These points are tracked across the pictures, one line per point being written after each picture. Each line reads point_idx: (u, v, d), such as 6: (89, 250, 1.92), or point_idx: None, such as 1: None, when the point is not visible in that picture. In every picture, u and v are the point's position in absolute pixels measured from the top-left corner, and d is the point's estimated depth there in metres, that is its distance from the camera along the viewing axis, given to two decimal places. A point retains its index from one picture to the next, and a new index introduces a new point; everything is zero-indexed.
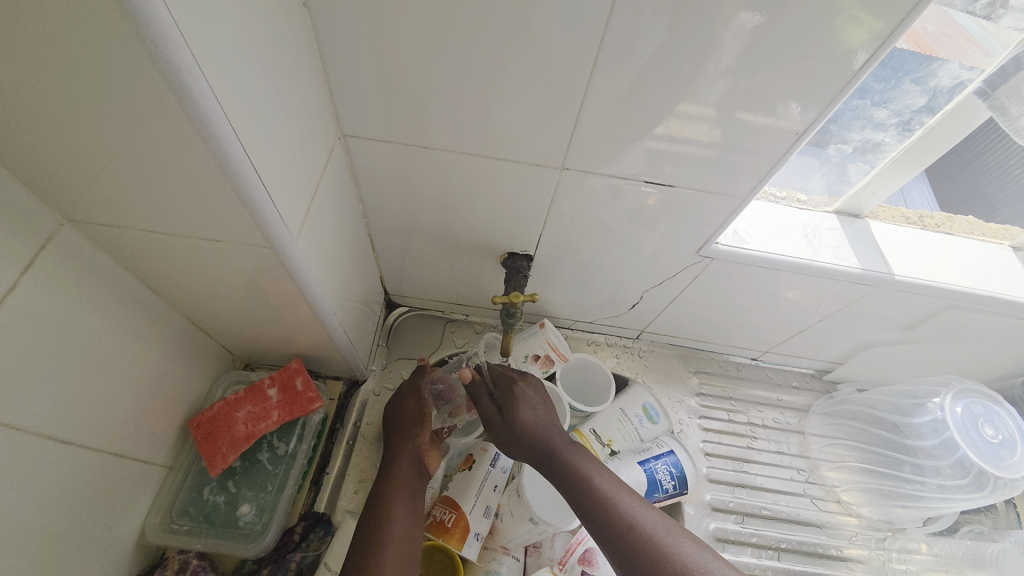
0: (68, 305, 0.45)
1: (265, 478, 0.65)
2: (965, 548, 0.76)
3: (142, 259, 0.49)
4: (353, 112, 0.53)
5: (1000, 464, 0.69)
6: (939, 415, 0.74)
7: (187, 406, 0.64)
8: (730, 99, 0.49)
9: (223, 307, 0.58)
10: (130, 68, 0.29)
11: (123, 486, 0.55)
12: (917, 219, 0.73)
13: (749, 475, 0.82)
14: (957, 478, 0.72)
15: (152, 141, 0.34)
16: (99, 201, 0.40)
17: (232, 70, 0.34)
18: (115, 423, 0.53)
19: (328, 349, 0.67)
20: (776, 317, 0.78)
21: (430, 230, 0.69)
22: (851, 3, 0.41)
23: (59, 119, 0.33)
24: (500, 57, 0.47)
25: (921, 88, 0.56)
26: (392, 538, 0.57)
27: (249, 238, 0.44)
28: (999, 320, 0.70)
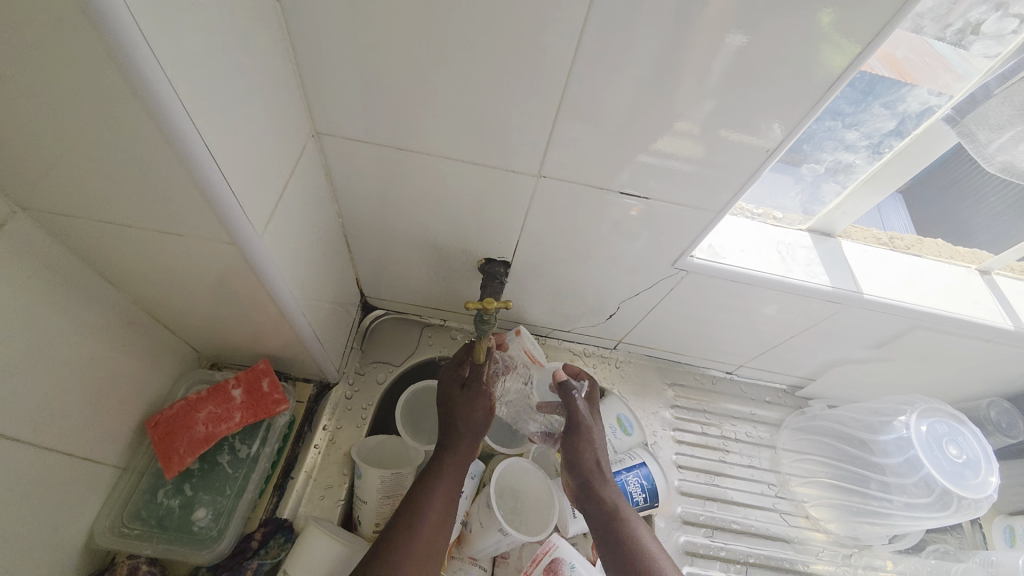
0: (16, 296, 0.43)
1: (224, 481, 0.62)
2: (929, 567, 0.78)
3: (99, 251, 0.47)
4: (328, 110, 0.52)
5: (964, 484, 0.70)
6: (904, 433, 0.75)
7: (146, 402, 0.61)
8: (704, 116, 0.50)
9: (187, 303, 0.56)
10: (80, 49, 0.28)
11: (70, 487, 0.53)
12: (888, 240, 0.75)
13: (721, 488, 0.83)
14: (922, 497, 0.73)
15: (107, 127, 0.33)
16: (52, 188, 0.39)
17: (193, 59, 0.33)
18: (63, 421, 0.50)
19: (297, 349, 0.66)
20: (752, 331, 0.79)
21: (408, 233, 0.68)
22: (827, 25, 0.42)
23: (8, 103, 0.31)
24: (479, 60, 0.47)
25: (891, 112, 0.57)
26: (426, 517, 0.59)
27: (212, 233, 0.42)
28: (964, 341, 0.72)
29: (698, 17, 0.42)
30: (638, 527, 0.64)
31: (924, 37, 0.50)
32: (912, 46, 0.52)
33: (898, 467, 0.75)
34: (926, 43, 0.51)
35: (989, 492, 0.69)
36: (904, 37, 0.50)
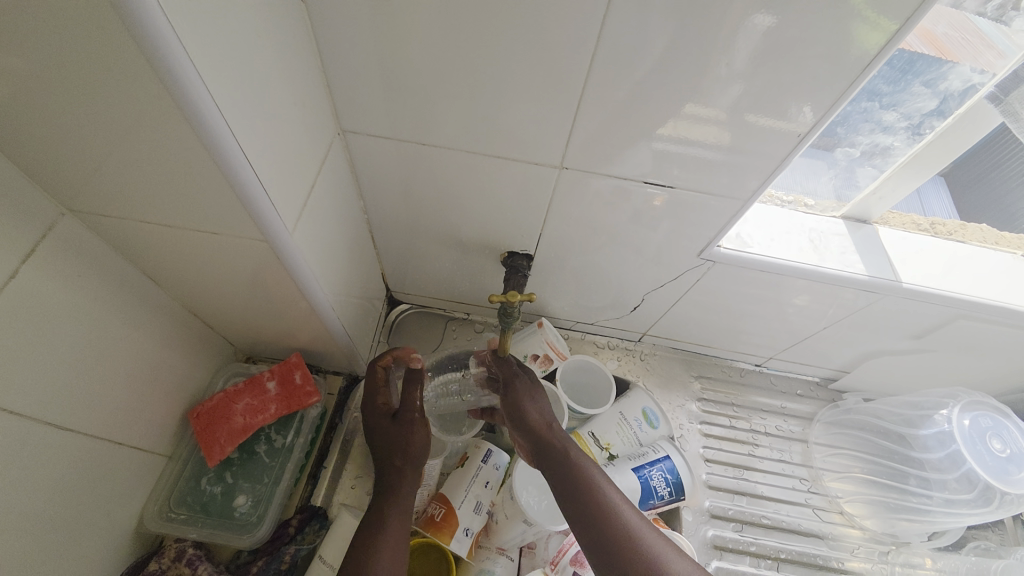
0: (68, 293, 0.46)
1: (262, 470, 0.65)
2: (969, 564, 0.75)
3: (141, 250, 0.49)
4: (353, 109, 0.53)
5: (1008, 479, 0.67)
6: (945, 427, 0.72)
7: (187, 395, 0.64)
8: (731, 103, 0.49)
9: (223, 299, 0.58)
10: (123, 61, 0.30)
11: (121, 473, 0.56)
12: (929, 226, 0.72)
13: (750, 482, 0.81)
14: (963, 493, 0.71)
15: (146, 131, 0.35)
16: (98, 191, 0.41)
17: (227, 64, 0.35)
18: (112, 412, 0.53)
19: (327, 343, 0.68)
20: (782, 323, 0.77)
21: (431, 227, 0.69)
22: (863, 4, 0.40)
23: (57, 111, 0.33)
24: (501, 55, 0.47)
25: (931, 91, 0.54)
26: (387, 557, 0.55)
27: (245, 231, 0.44)
28: (1013, 332, 0.68)
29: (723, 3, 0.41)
30: (618, 503, 0.56)
31: (963, 12, 0.47)
32: (951, 22, 0.48)
33: (940, 462, 0.72)
34: (966, 17, 0.48)
35: None
36: (944, 13, 0.47)
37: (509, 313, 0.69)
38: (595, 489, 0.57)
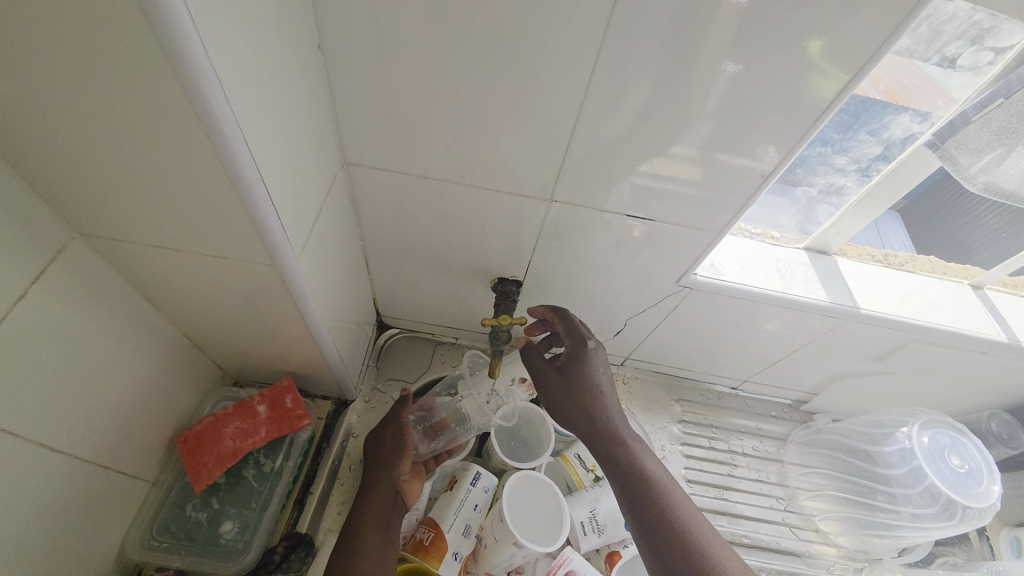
0: (71, 314, 0.47)
1: (249, 495, 0.64)
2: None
3: (145, 273, 0.50)
4: (356, 142, 0.57)
5: (967, 493, 0.70)
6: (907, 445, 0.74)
7: (174, 419, 0.64)
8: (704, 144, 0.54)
9: (220, 321, 0.59)
10: (163, 100, 0.32)
11: (105, 499, 0.55)
12: (882, 257, 0.78)
13: (729, 502, 0.84)
14: (927, 507, 0.73)
15: (172, 162, 0.37)
16: (113, 216, 0.43)
17: (254, 102, 0.38)
18: (102, 435, 0.53)
19: (320, 366, 0.69)
20: (755, 347, 0.82)
21: (425, 254, 0.72)
22: (819, 58, 0.46)
23: (88, 141, 0.36)
24: (498, 97, 0.51)
25: (875, 139, 0.60)
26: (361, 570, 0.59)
27: (253, 254, 0.46)
28: (961, 354, 0.74)
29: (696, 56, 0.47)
30: (684, 507, 0.60)
31: (911, 59, 0.53)
32: (899, 67, 0.54)
33: (903, 476, 0.75)
34: (913, 62, 0.53)
35: (993, 501, 0.69)
36: (895, 60, 0.53)
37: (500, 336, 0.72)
38: (661, 490, 0.60)
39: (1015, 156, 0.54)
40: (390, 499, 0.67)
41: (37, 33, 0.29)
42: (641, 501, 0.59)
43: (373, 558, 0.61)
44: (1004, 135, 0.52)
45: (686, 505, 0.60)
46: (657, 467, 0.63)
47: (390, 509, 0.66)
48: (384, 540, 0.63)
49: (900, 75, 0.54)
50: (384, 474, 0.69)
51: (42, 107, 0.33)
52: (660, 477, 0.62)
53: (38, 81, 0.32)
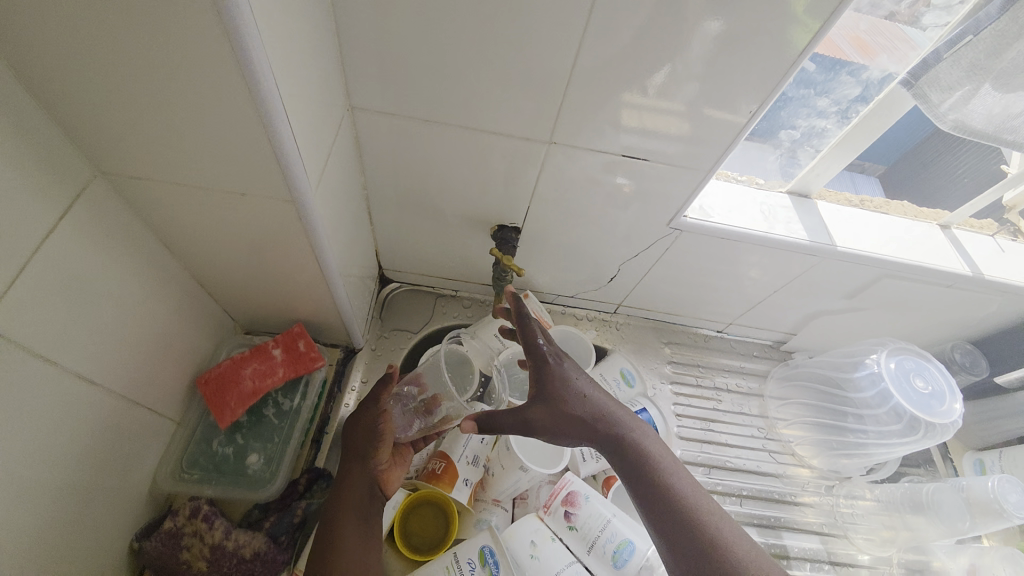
0: (97, 253, 0.48)
1: (271, 431, 0.67)
2: (903, 490, 0.84)
3: (164, 215, 0.52)
4: (363, 85, 0.56)
5: (931, 411, 0.74)
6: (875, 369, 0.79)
7: (193, 365, 0.66)
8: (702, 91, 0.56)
9: (235, 267, 0.61)
10: (195, 27, 0.33)
11: (137, 434, 0.58)
12: (858, 201, 0.83)
13: (715, 432, 0.92)
14: (892, 424, 0.78)
15: (199, 94, 0.38)
16: (135, 152, 0.44)
17: (277, 36, 0.39)
18: (131, 373, 0.56)
19: (331, 313, 0.72)
20: (740, 289, 0.87)
21: (428, 204, 0.74)
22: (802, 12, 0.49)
23: (116, 71, 0.37)
24: (504, 40, 0.52)
25: (855, 80, 0.64)
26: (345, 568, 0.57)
27: (274, 191, 0.48)
28: (929, 289, 0.81)
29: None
30: (678, 475, 0.59)
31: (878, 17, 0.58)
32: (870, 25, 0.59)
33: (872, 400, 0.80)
34: (884, 21, 0.58)
35: (955, 417, 0.74)
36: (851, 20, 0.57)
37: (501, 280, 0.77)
38: (653, 462, 0.60)
39: (981, 93, 0.57)
40: (368, 489, 0.64)
41: None
42: (635, 475, 0.59)
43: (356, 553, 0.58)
44: (972, 73, 0.56)
45: (679, 472, 0.60)
46: (639, 431, 0.63)
47: (367, 500, 0.62)
48: (365, 534, 0.60)
49: (870, 30, 0.59)
50: (356, 465, 0.65)
51: (70, 34, 0.34)
52: (648, 446, 0.61)
53: (68, 8, 0.33)
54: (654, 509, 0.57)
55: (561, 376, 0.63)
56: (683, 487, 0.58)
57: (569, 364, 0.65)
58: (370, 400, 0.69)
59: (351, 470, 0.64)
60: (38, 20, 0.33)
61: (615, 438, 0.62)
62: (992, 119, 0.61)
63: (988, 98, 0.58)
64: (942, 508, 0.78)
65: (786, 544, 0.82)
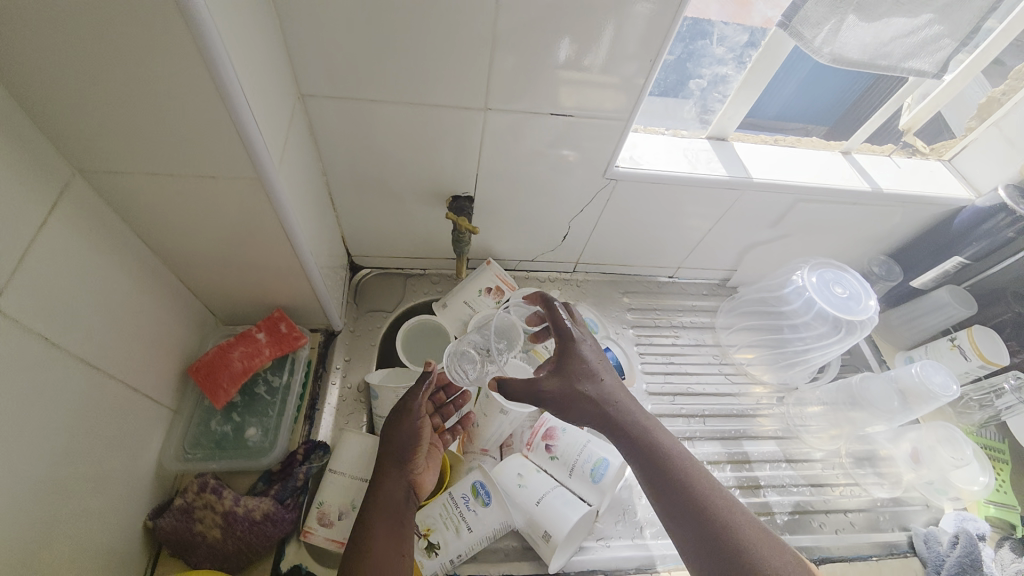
0: (84, 247, 0.52)
1: (265, 407, 0.73)
2: (840, 388, 0.93)
3: (140, 208, 0.56)
4: (312, 73, 0.62)
5: (849, 311, 0.84)
6: (800, 283, 0.90)
7: (182, 355, 0.70)
8: (621, 49, 0.63)
9: (212, 257, 0.66)
10: (156, 19, 0.39)
11: (139, 420, 0.62)
12: (775, 140, 0.93)
13: (675, 364, 1.01)
14: (819, 328, 0.89)
15: (165, 82, 0.43)
16: (109, 146, 0.48)
17: (229, 26, 0.44)
18: (125, 362, 0.60)
19: (308, 295, 0.77)
20: (680, 231, 0.97)
21: (386, 184, 0.80)
22: None
23: (87, 68, 0.41)
24: (430, 15, 0.57)
25: (742, 28, 0.73)
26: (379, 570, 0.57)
27: (239, 172, 0.52)
28: (838, 207, 0.92)
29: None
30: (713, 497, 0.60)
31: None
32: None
33: (799, 309, 0.90)
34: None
35: (870, 313, 0.84)
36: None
37: (461, 243, 0.84)
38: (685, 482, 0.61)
39: (851, 26, 0.69)
40: (402, 493, 0.65)
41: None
42: (669, 494, 0.61)
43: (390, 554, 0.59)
44: (834, 7, 0.66)
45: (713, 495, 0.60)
46: (673, 447, 0.64)
47: (401, 506, 0.64)
48: (400, 536, 0.61)
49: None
50: (392, 471, 0.66)
51: (43, 36, 0.39)
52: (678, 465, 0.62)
53: (40, 11, 0.37)
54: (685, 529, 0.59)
55: (580, 377, 0.66)
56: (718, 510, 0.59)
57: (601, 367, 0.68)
58: (405, 408, 0.72)
59: (385, 476, 0.65)
60: (13, 25, 0.38)
61: (648, 456, 0.63)
62: (866, 49, 0.73)
63: (858, 30, 0.70)
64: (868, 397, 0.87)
65: (747, 451, 0.93)
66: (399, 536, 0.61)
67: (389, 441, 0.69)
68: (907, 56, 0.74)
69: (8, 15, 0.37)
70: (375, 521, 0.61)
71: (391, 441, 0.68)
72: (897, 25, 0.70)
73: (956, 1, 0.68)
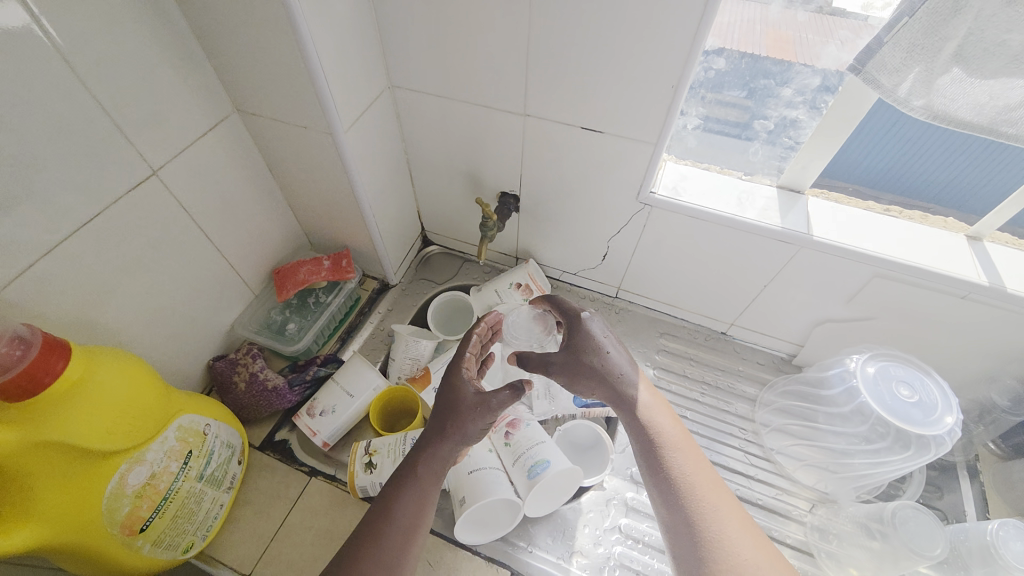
0: (227, 161, 0.79)
1: (308, 315, 0.93)
2: (872, 512, 0.73)
3: (268, 145, 0.82)
4: (398, 70, 0.80)
5: (904, 417, 0.68)
6: (850, 367, 0.76)
7: (274, 260, 0.96)
8: (646, 70, 0.65)
9: (306, 192, 0.89)
10: (274, 12, 0.59)
11: (228, 290, 0.88)
12: (883, 210, 0.80)
13: (690, 420, 0.92)
14: (859, 425, 0.75)
15: (279, 54, 0.65)
16: (249, 95, 0.73)
17: (322, 21, 0.63)
18: (232, 248, 0.85)
19: (367, 243, 0.96)
20: (729, 281, 0.90)
21: (449, 171, 0.95)
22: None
23: (240, 41, 0.65)
24: (481, 30, 0.70)
25: (812, 70, 0.69)
26: (399, 527, 0.59)
27: (321, 126, 0.73)
28: (939, 297, 0.74)
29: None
30: (720, 513, 0.56)
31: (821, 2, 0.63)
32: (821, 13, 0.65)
33: (840, 396, 0.77)
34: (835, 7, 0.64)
35: (940, 432, 0.67)
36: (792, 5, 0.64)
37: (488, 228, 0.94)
38: (690, 487, 0.58)
39: (953, 80, 0.57)
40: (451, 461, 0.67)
41: None
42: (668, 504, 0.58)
43: (413, 518, 0.60)
44: (914, 52, 0.58)
45: (722, 509, 0.56)
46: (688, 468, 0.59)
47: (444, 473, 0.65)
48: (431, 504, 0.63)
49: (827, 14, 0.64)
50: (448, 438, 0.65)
51: (219, 18, 0.63)
52: (685, 470, 0.59)
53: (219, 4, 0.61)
54: (681, 532, 0.56)
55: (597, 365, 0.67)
56: (722, 527, 0.55)
57: (610, 342, 0.69)
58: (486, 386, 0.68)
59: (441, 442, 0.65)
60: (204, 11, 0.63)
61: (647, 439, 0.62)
62: (982, 110, 0.59)
63: (965, 86, 0.58)
64: (914, 538, 0.66)
65: None
66: (429, 503, 0.62)
67: (458, 406, 0.67)
68: None
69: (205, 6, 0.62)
70: (421, 480, 0.63)
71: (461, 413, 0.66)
72: (1019, 88, 0.56)
73: None
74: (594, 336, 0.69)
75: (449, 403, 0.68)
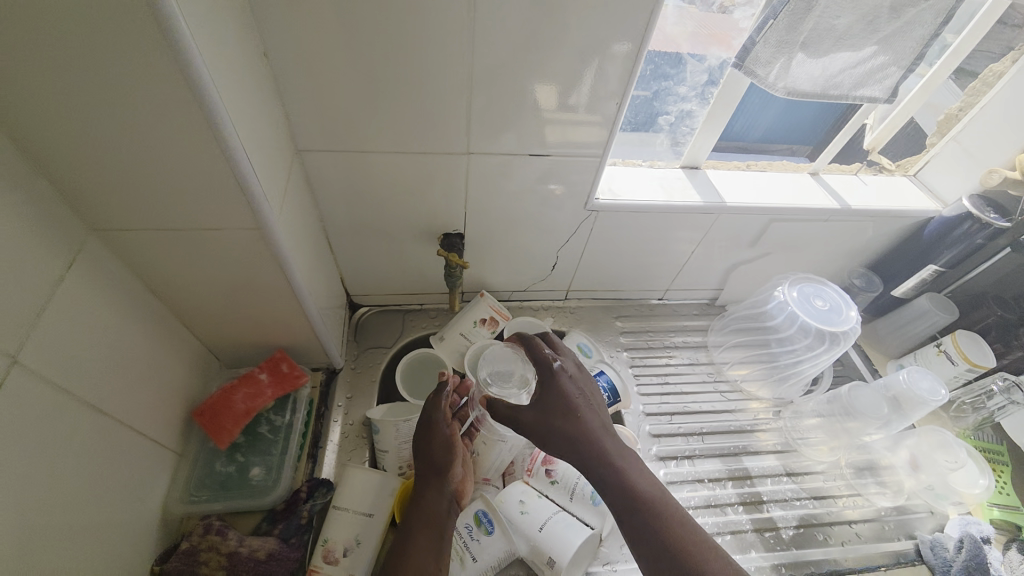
0: (99, 300, 0.56)
1: (267, 445, 0.76)
2: (833, 399, 0.93)
3: (150, 261, 0.61)
4: (306, 130, 0.67)
5: (830, 323, 0.87)
6: (781, 298, 0.93)
7: (187, 399, 0.73)
8: (590, 88, 0.68)
9: (216, 303, 0.69)
10: (170, 97, 0.43)
11: (144, 465, 0.64)
12: (745, 164, 0.99)
13: (671, 384, 1.03)
14: (803, 338, 0.93)
15: (176, 148, 0.48)
16: (119, 206, 0.53)
17: (230, 96, 0.49)
18: (134, 409, 0.62)
19: (308, 335, 0.80)
20: (664, 256, 1.01)
21: (379, 227, 0.84)
22: (642, 21, 0.61)
23: (105, 141, 0.46)
24: (411, 73, 0.63)
25: (700, 67, 0.81)
26: None
27: (242, 221, 0.57)
28: (813, 224, 0.96)
29: (567, 23, 0.60)
30: (703, 559, 0.59)
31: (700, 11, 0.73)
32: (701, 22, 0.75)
33: (783, 322, 0.95)
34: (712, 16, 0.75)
35: (852, 326, 0.87)
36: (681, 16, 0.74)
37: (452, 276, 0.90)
38: (676, 539, 0.60)
39: (800, 63, 0.75)
40: (447, 505, 0.68)
41: (66, 57, 0.40)
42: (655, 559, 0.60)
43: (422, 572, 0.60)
44: (780, 47, 0.72)
45: (705, 554, 0.59)
46: (672, 521, 0.62)
47: (444, 518, 0.66)
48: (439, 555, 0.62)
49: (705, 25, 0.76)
50: (432, 485, 0.68)
51: (63, 116, 0.43)
52: (670, 523, 0.61)
53: (65, 96, 0.42)
54: None
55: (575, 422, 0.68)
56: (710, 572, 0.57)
57: (584, 404, 0.70)
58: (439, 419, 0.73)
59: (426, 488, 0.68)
60: (34, 110, 0.42)
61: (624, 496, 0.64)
62: (816, 81, 0.78)
63: (805, 65, 0.75)
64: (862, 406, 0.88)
65: (746, 467, 0.93)
66: (436, 554, 0.62)
67: (427, 451, 0.71)
68: (858, 85, 0.79)
69: (37, 102, 0.42)
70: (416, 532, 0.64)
71: (431, 456, 0.70)
72: (844, 57, 0.75)
73: (897, 32, 0.73)
74: (568, 397, 0.70)
75: (420, 453, 0.71)
